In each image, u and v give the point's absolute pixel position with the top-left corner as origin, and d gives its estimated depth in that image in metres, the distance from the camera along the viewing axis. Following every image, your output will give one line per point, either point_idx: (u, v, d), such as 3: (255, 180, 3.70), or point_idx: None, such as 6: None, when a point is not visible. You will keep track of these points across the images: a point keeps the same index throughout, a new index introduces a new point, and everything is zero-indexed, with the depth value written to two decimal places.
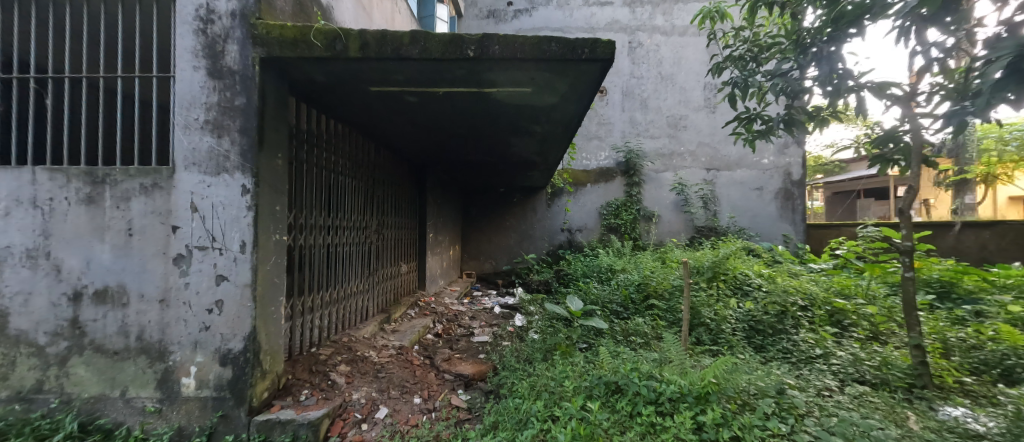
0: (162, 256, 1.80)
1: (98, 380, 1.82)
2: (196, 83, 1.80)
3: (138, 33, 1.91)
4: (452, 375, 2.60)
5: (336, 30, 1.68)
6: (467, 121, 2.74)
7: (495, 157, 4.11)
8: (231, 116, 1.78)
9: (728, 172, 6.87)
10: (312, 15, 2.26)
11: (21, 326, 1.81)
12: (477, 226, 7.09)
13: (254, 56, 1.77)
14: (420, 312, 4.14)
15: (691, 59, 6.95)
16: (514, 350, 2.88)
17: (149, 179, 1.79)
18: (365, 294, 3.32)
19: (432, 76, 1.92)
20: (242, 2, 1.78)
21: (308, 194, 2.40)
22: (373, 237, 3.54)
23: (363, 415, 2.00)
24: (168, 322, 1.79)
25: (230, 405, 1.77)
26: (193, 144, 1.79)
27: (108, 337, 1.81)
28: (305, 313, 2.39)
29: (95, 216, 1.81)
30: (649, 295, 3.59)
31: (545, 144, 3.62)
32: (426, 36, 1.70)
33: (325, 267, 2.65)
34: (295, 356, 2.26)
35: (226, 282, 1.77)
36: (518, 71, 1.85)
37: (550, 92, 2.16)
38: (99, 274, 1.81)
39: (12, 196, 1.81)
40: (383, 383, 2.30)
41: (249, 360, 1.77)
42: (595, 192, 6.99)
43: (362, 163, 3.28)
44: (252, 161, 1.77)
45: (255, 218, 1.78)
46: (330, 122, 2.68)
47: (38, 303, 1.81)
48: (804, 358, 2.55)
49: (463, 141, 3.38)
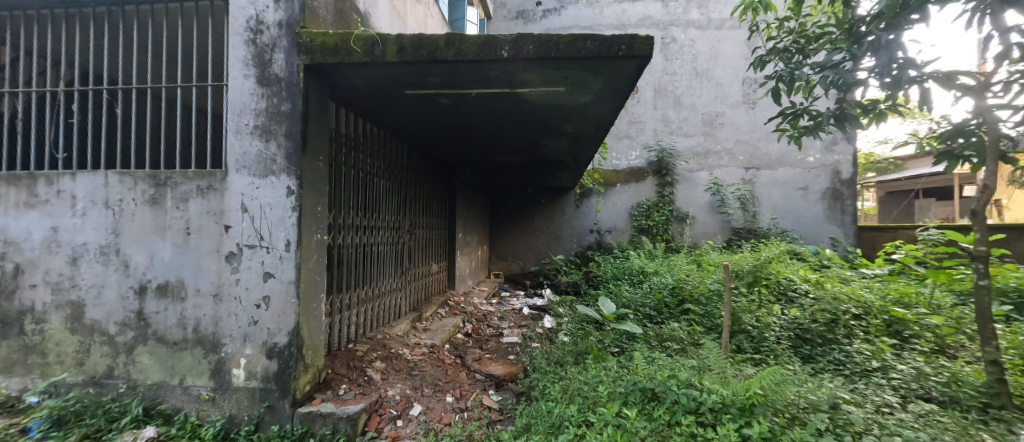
0: (215, 253, 1.91)
1: (159, 369, 1.96)
2: (246, 91, 1.90)
3: (194, 45, 2.05)
4: (483, 375, 2.62)
5: (375, 35, 1.73)
6: (498, 121, 2.75)
7: (524, 158, 4.11)
8: (278, 121, 1.87)
9: (769, 172, 6.52)
10: (351, 21, 2.34)
11: (95, 316, 1.99)
12: (505, 227, 7.11)
13: (299, 63, 1.85)
14: (449, 311, 4.19)
15: (729, 54, 6.66)
16: (544, 352, 2.84)
17: (205, 182, 1.91)
18: (397, 292, 3.40)
19: (466, 78, 1.93)
20: (288, 12, 1.86)
21: (346, 195, 2.49)
22: (406, 236, 3.62)
23: (398, 411, 2.04)
24: (221, 316, 1.91)
25: (276, 396, 1.86)
26: (243, 148, 1.90)
27: (169, 328, 1.94)
28: (343, 310, 2.47)
29: (158, 215, 1.95)
30: (684, 299, 3.44)
31: (576, 144, 3.57)
32: (460, 38, 1.71)
33: (362, 266, 2.74)
34: (333, 351, 2.34)
35: (272, 279, 1.86)
36: (552, 70, 1.82)
37: (584, 91, 2.13)
38: (161, 270, 1.95)
39: (88, 198, 1.99)
40: (417, 380, 2.35)
41: (293, 354, 1.85)
42: (626, 192, 6.84)
43: (396, 165, 3.37)
44: (297, 163, 1.85)
45: (299, 218, 1.85)
46: (366, 126, 2.77)
47: (109, 295, 1.98)
48: (859, 370, 2.37)
49: (493, 142, 3.40)
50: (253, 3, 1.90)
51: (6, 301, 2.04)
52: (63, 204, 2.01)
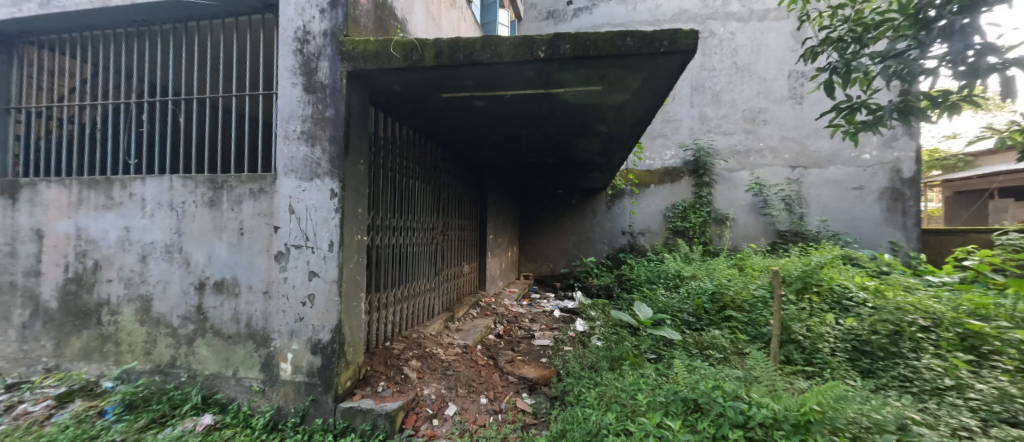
0: (266, 252, 2.02)
1: (215, 360, 2.09)
2: (294, 98, 2.00)
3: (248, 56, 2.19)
4: (516, 377, 2.61)
5: (414, 41, 1.76)
6: (532, 122, 2.74)
7: (555, 159, 4.06)
8: (323, 126, 1.95)
9: (818, 170, 6.10)
10: (390, 28, 2.40)
11: (160, 309, 2.15)
12: (535, 228, 7.07)
13: (342, 71, 1.92)
14: (481, 312, 4.21)
15: (773, 46, 6.30)
16: (578, 356, 2.78)
17: (257, 185, 2.03)
18: (431, 292, 3.46)
19: (503, 79, 1.93)
20: (332, 22, 1.94)
21: (384, 197, 2.56)
22: (439, 237, 3.68)
23: (434, 411, 2.06)
24: (270, 312, 2.01)
25: (320, 390, 1.93)
26: (291, 153, 1.99)
27: (224, 322, 2.07)
28: (380, 308, 2.54)
29: (215, 216, 2.09)
30: (725, 306, 3.27)
31: (609, 144, 3.50)
32: (497, 40, 1.70)
33: (397, 266, 2.80)
34: (372, 349, 2.41)
35: (317, 278, 1.94)
36: (589, 69, 1.78)
37: (621, 89, 2.06)
38: (218, 268, 2.09)
39: (156, 200, 2.16)
40: (451, 380, 2.37)
41: (335, 350, 1.92)
42: (660, 193, 6.62)
43: (430, 167, 3.43)
44: (340, 167, 1.92)
45: (341, 219, 1.92)
46: (403, 129, 2.83)
47: (173, 290, 2.14)
48: (930, 389, 2.14)
49: (525, 143, 3.38)
50: (300, 15, 1.99)
51: (87, 293, 2.26)
52: (134, 206, 2.19)
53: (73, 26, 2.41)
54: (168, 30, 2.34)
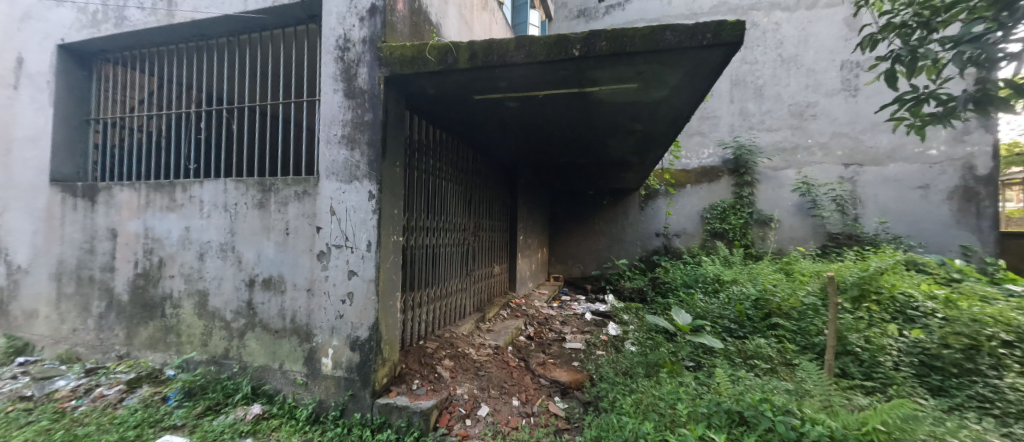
0: (309, 252, 2.12)
1: (264, 353, 2.21)
2: (335, 104, 2.08)
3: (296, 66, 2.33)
4: (548, 380, 2.58)
5: (448, 44, 1.78)
6: (565, 122, 2.70)
7: (587, 159, 4.00)
8: (362, 130, 2.02)
9: (875, 168, 5.63)
10: (425, 33, 2.45)
11: (216, 303, 2.31)
12: (565, 229, 6.99)
13: (380, 76, 1.98)
14: (511, 313, 4.22)
15: (823, 36, 5.90)
16: (611, 360, 2.71)
17: (302, 187, 2.13)
18: (463, 293, 3.50)
19: (536, 80, 1.91)
20: (371, 29, 2.00)
21: (418, 198, 2.62)
22: (470, 238, 3.72)
23: (467, 411, 2.08)
24: (313, 309, 2.10)
25: (358, 386, 1.99)
26: (332, 157, 2.08)
27: (272, 317, 2.19)
28: (414, 308, 2.59)
29: (264, 217, 2.21)
30: (771, 313, 3.07)
31: (644, 143, 3.40)
32: (531, 40, 1.69)
33: (431, 266, 2.86)
34: (407, 347, 2.46)
35: (356, 277, 2.01)
36: (625, 66, 1.73)
37: (659, 86, 1.99)
38: (266, 266, 2.21)
39: (212, 202, 2.32)
40: (483, 381, 2.39)
41: (372, 347, 1.97)
42: (697, 193, 6.36)
43: (463, 169, 3.47)
44: (377, 169, 1.98)
45: (378, 220, 1.98)
46: (436, 132, 2.89)
47: (227, 286, 2.29)
48: (1016, 411, 1.89)
49: (557, 144, 3.35)
50: (341, 24, 2.08)
51: (153, 288, 2.46)
52: (193, 208, 2.37)
53: (143, 43, 2.65)
54: (224, 44, 2.52)
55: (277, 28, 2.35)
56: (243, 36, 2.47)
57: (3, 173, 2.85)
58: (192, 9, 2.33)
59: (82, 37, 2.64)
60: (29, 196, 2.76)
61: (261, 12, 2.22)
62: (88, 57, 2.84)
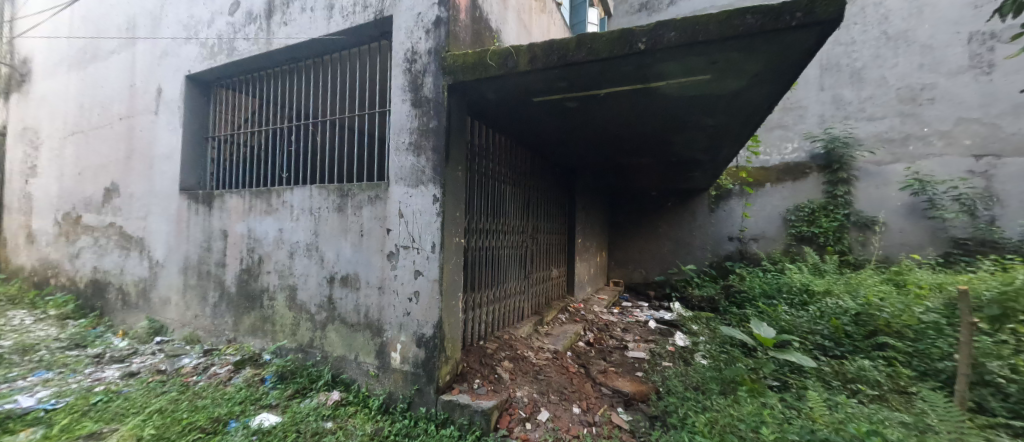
0: (380, 252, 2.27)
1: (342, 345, 2.41)
2: (403, 113, 2.22)
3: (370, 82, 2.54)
4: (610, 390, 2.49)
5: (508, 48, 1.80)
6: (628, 121, 2.59)
7: (651, 159, 3.80)
8: (427, 137, 2.12)
9: (1020, 159, 4.60)
10: (486, 39, 2.51)
11: (303, 297, 2.58)
12: (625, 232, 6.70)
13: (444, 84, 2.06)
14: (570, 318, 4.13)
15: (943, 6, 5.00)
16: (680, 373, 2.51)
17: (374, 192, 2.29)
18: (521, 295, 3.51)
19: (598, 77, 1.85)
20: (436, 40, 2.10)
21: (479, 202, 2.69)
22: (528, 241, 3.72)
23: (527, 414, 2.07)
24: (384, 305, 2.25)
25: (423, 381, 2.08)
26: (401, 163, 2.21)
27: (349, 312, 2.38)
28: (475, 308, 2.65)
29: (342, 220, 2.42)
30: (877, 331, 2.63)
31: (716, 139, 3.14)
32: (593, 38, 1.63)
33: (491, 268, 2.91)
34: (468, 346, 2.52)
35: (421, 277, 2.11)
36: (697, 57, 1.60)
37: (737, 75, 1.81)
38: (344, 264, 2.41)
39: (300, 206, 2.60)
40: (543, 385, 2.37)
41: (436, 345, 2.05)
42: (779, 193, 5.71)
43: (521, 172, 3.49)
44: (441, 174, 2.06)
45: (442, 222, 2.05)
46: (496, 136, 2.94)
47: (312, 282, 2.54)
48: None
49: (619, 143, 3.22)
50: (409, 38, 2.21)
51: (254, 282, 2.82)
52: (286, 212, 2.67)
53: (248, 69, 3.06)
54: (310, 65, 2.82)
55: (355, 46, 2.58)
56: (326, 57, 2.74)
57: (147, 184, 3.47)
58: (286, 36, 2.65)
59: (203, 67, 3.13)
60: (165, 203, 3.33)
61: (341, 33, 2.46)
62: (207, 84, 3.36)
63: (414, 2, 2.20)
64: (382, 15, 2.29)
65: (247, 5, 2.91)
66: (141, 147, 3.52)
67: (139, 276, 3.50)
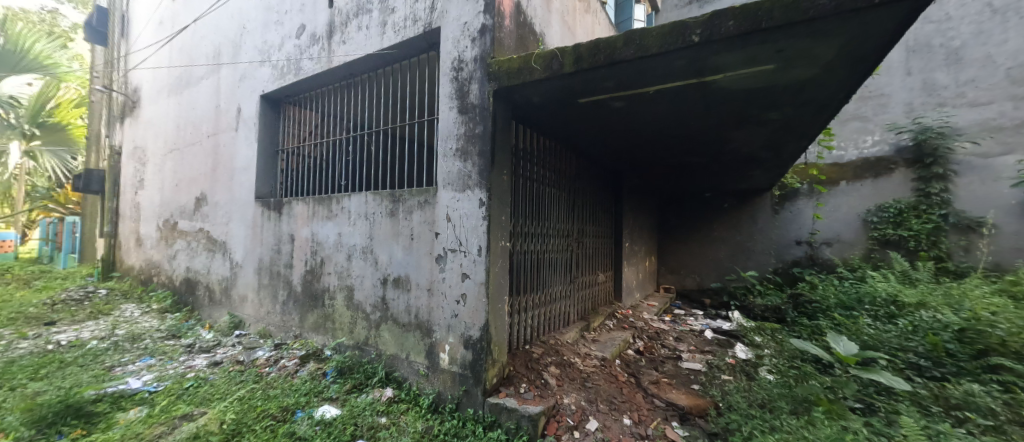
0: (429, 255, 2.35)
1: (394, 344, 2.52)
2: (450, 120, 2.28)
3: (423, 91, 2.65)
4: (664, 402, 2.38)
5: (553, 50, 1.79)
6: (680, 119, 2.46)
7: (705, 158, 3.58)
8: (473, 142, 2.16)
9: None
10: (530, 43, 2.51)
11: (359, 297, 2.74)
12: (677, 236, 6.37)
13: (489, 90, 2.10)
14: (618, 324, 3.99)
15: None
16: (743, 389, 2.31)
17: (424, 197, 2.38)
18: (567, 300, 3.45)
19: (648, 74, 1.78)
20: (481, 48, 2.14)
21: (524, 205, 2.69)
22: (574, 245, 3.66)
23: (575, 422, 2.03)
24: (433, 307, 2.32)
25: (471, 383, 2.11)
26: (448, 169, 2.28)
27: (400, 313, 2.48)
28: (521, 312, 2.64)
29: (394, 224, 2.54)
30: (987, 350, 2.21)
31: (781, 134, 2.89)
32: (642, 34, 1.57)
33: (536, 271, 2.89)
34: (514, 349, 2.52)
35: (468, 280, 2.15)
36: (760, 46, 1.48)
37: (807, 63, 1.65)
38: (395, 266, 2.53)
39: (357, 212, 2.77)
40: (591, 393, 2.31)
41: (483, 347, 2.07)
42: (857, 192, 5.11)
43: (566, 175, 3.45)
44: (487, 178, 2.08)
45: (488, 226, 2.08)
46: (541, 140, 2.93)
47: (367, 283, 2.69)
48: None
49: (669, 143, 3.07)
50: (456, 47, 2.28)
51: (317, 282, 3.04)
52: (344, 217, 2.86)
53: (312, 86, 3.34)
54: (366, 79, 3.01)
55: (406, 58, 2.72)
56: (380, 71, 2.91)
57: (229, 193, 3.90)
58: (345, 54, 2.86)
59: (274, 87, 3.47)
60: (243, 210, 3.71)
61: (393, 47, 2.61)
62: (277, 102, 3.70)
63: (460, 12, 2.27)
64: (431, 28, 2.39)
65: (311, 28, 3.18)
66: (224, 161, 3.97)
67: (222, 276, 3.93)
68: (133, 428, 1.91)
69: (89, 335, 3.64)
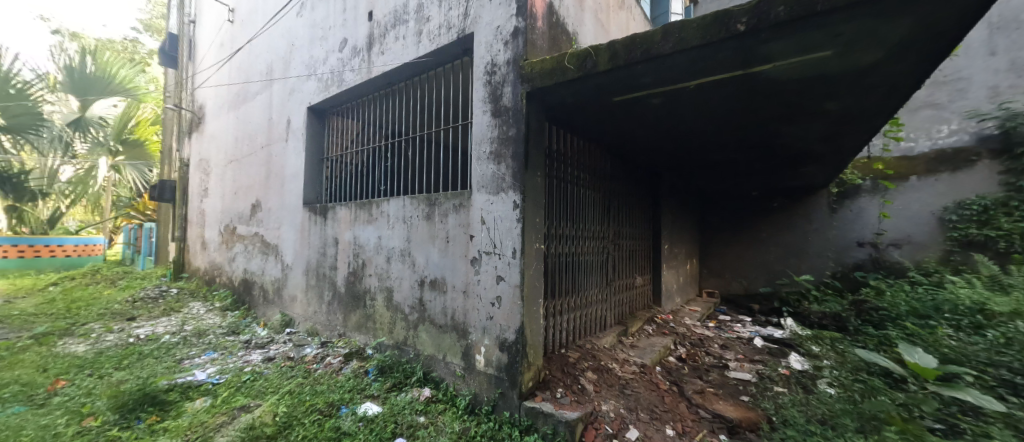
0: (464, 257, 2.38)
1: (431, 345, 2.57)
2: (484, 124, 2.31)
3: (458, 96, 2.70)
4: (710, 413, 2.26)
5: (587, 49, 1.76)
6: (724, 113, 2.33)
7: (751, 154, 3.37)
8: (507, 145, 2.17)
9: None
10: (562, 43, 2.48)
11: (398, 298, 2.83)
12: (720, 237, 6.05)
13: (522, 92, 2.10)
14: (657, 330, 3.83)
15: None
16: (799, 402, 2.13)
17: (459, 200, 2.42)
18: (604, 304, 3.37)
19: (689, 68, 1.70)
20: (514, 50, 2.15)
21: (559, 207, 2.66)
22: (610, 247, 3.57)
23: (614, 430, 1.96)
24: (468, 309, 2.34)
25: (507, 386, 2.11)
26: (483, 172, 2.30)
27: (437, 314, 2.53)
28: (556, 315, 2.61)
29: (431, 227, 2.60)
30: None
31: (839, 126, 2.67)
32: (681, 26, 1.50)
33: (572, 274, 2.84)
34: (550, 353, 2.49)
35: (503, 282, 2.15)
36: (813, 31, 1.36)
37: (871, 46, 1.50)
38: (432, 269, 2.58)
39: (396, 215, 2.87)
40: (631, 401, 2.23)
41: (519, 350, 2.06)
42: (931, 187, 4.60)
43: (601, 175, 3.38)
44: (521, 180, 2.08)
45: (522, 228, 2.07)
46: (575, 141, 2.89)
47: (406, 284, 2.77)
48: None
49: (711, 139, 2.91)
50: (489, 51, 2.30)
51: (359, 283, 3.18)
52: (384, 221, 2.97)
53: (353, 96, 3.51)
54: (403, 87, 3.11)
55: (440, 65, 2.79)
56: (416, 78, 3.00)
57: (280, 200, 4.18)
58: (383, 64, 2.98)
59: (319, 99, 3.68)
60: (293, 216, 3.96)
61: (429, 55, 2.69)
62: (322, 112, 3.93)
63: (493, 17, 2.29)
64: (465, 34, 2.44)
65: (352, 41, 3.35)
66: (276, 169, 4.26)
67: (275, 277, 4.22)
68: (199, 416, 2.08)
69: (163, 330, 4.03)
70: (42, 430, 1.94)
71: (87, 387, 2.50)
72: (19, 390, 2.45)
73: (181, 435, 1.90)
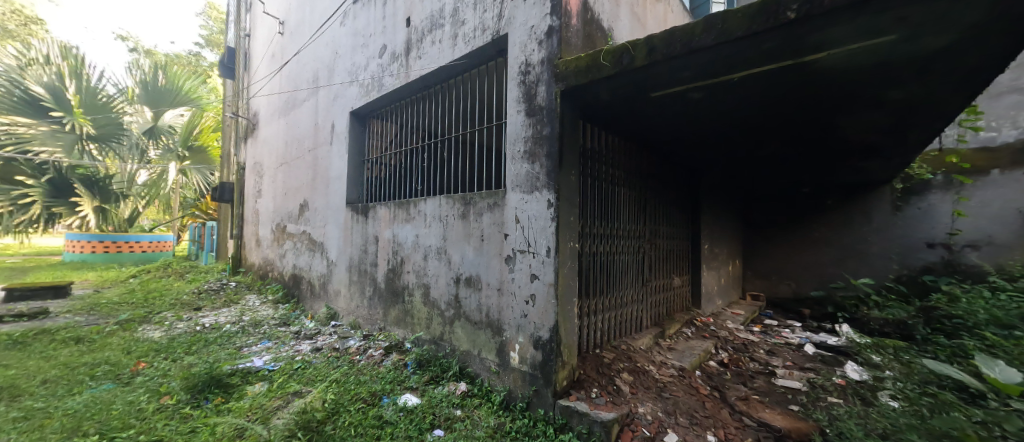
0: (498, 255, 2.42)
1: (467, 341, 2.63)
2: (519, 123, 2.33)
3: (493, 97, 2.74)
4: (755, 421, 2.17)
5: (624, 45, 1.72)
6: (771, 107, 2.21)
7: (801, 149, 3.16)
8: (541, 144, 2.18)
9: None
10: (597, 40, 2.44)
11: (435, 294, 2.92)
12: (767, 237, 5.73)
13: (557, 91, 2.10)
14: (697, 333, 3.70)
15: None
16: (857, 414, 1.97)
17: (493, 200, 2.46)
18: (639, 305, 3.28)
19: (731, 61, 1.63)
20: (549, 49, 2.15)
21: (593, 206, 2.63)
22: (647, 247, 3.48)
23: (651, 434, 1.92)
24: (503, 307, 2.38)
25: (541, 383, 2.12)
26: (517, 171, 2.33)
27: (472, 311, 2.59)
28: (591, 314, 2.58)
29: (466, 226, 2.67)
30: None
31: (905, 116, 2.44)
32: (724, 16, 1.44)
33: (606, 274, 2.80)
34: (585, 353, 2.46)
35: (537, 280, 2.16)
36: (876, 15, 1.26)
37: (945, 28, 1.37)
38: (467, 266, 2.64)
39: (432, 215, 2.96)
40: (669, 404, 2.18)
41: (553, 348, 2.07)
42: (1017, 182, 4.09)
43: (637, 173, 3.29)
44: (555, 179, 2.08)
45: (557, 227, 2.07)
46: (610, 138, 2.83)
47: (442, 281, 2.86)
48: None
49: (756, 134, 2.77)
50: (523, 51, 2.32)
51: (398, 279, 3.31)
52: (421, 220, 3.07)
53: (391, 100, 3.65)
54: (439, 89, 3.20)
55: (475, 67, 2.84)
56: (451, 80, 3.07)
57: (325, 200, 4.43)
58: (421, 68, 3.09)
59: (361, 102, 3.86)
60: (336, 215, 4.19)
61: (464, 57, 2.75)
62: (363, 116, 4.12)
63: (528, 17, 2.30)
64: (499, 34, 2.47)
65: (391, 47, 3.49)
66: (321, 171, 4.52)
67: (321, 272, 4.47)
68: (258, 399, 2.26)
69: (224, 319, 4.41)
70: (128, 405, 2.18)
71: (163, 369, 2.79)
72: (108, 369, 2.78)
73: (244, 415, 2.08)
